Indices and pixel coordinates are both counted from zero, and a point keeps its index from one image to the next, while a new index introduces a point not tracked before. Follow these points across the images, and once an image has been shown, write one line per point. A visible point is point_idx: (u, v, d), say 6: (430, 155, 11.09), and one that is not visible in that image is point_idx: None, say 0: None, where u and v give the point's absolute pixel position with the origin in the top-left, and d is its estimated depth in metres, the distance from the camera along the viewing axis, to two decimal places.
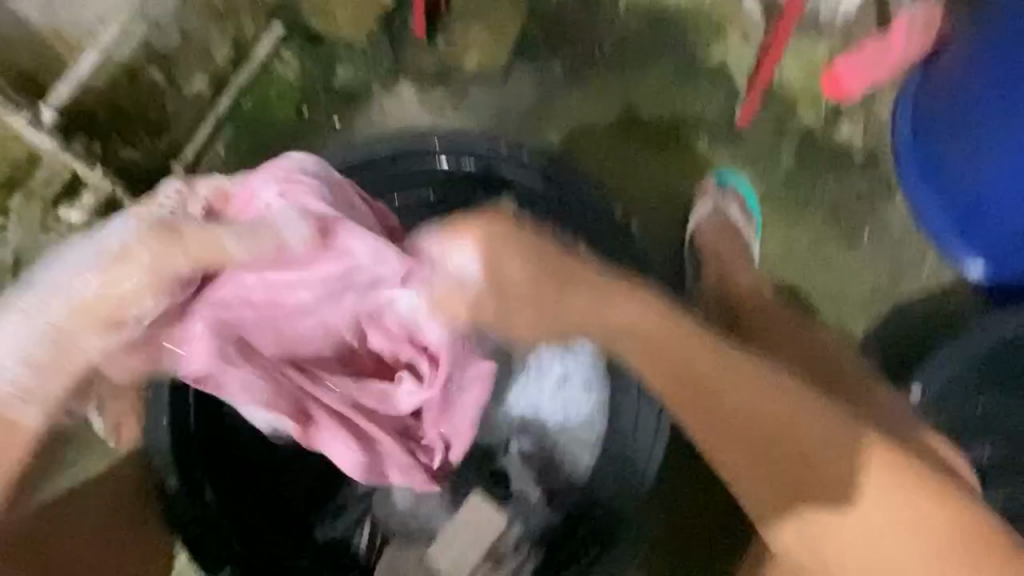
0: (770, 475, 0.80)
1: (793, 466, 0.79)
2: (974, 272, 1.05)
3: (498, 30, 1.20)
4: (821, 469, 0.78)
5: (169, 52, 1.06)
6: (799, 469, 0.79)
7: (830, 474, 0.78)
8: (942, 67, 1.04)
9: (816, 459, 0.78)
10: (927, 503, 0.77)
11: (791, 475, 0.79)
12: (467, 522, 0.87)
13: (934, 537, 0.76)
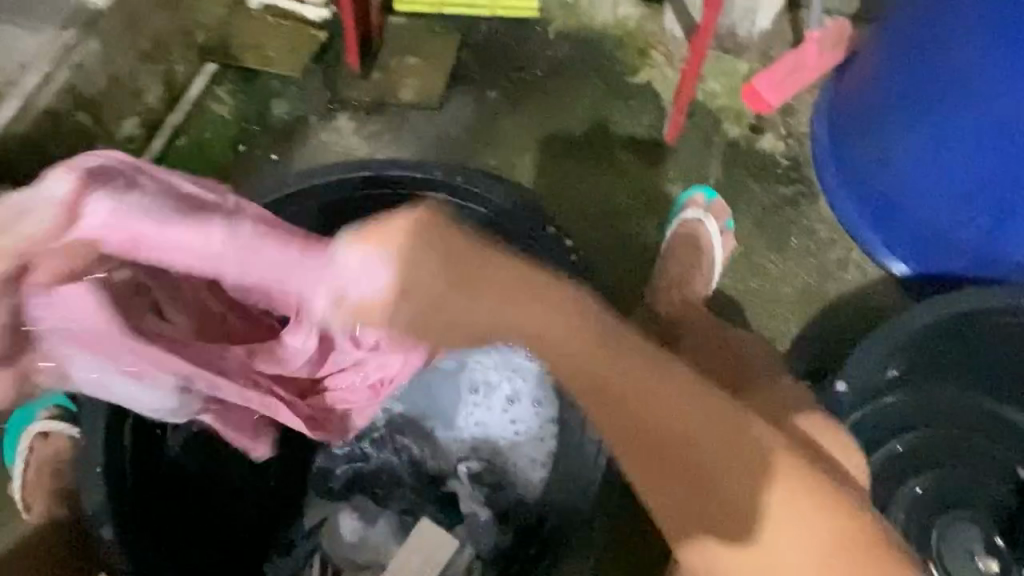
0: (669, 482, 0.70)
1: (685, 468, 0.69)
2: (896, 268, 1.11)
3: (431, 61, 1.25)
4: (718, 477, 0.69)
5: (99, 95, 1.06)
6: (691, 473, 0.69)
7: (729, 490, 0.69)
8: (848, 79, 1.12)
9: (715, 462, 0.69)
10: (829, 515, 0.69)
11: (687, 474, 0.69)
12: (415, 548, 0.88)
13: (833, 553, 0.68)
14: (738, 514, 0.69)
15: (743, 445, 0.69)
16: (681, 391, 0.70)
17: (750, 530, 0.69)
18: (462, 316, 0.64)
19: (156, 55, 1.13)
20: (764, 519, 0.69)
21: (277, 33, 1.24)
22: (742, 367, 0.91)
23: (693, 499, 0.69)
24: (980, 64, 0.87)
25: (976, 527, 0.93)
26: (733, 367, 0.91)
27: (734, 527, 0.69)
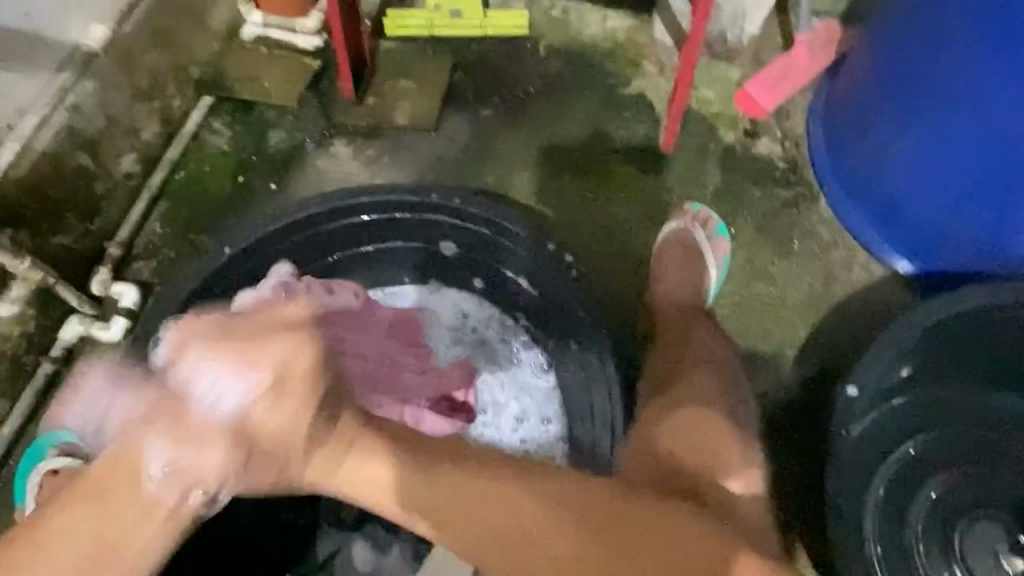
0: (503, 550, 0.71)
1: (525, 528, 0.71)
2: (901, 266, 1.11)
3: (424, 82, 1.26)
4: (535, 535, 0.70)
5: (97, 135, 1.07)
6: (521, 531, 0.71)
7: (543, 546, 0.70)
8: (841, 81, 1.12)
9: (530, 521, 0.71)
10: (676, 535, 0.68)
11: (518, 546, 0.70)
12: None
13: None
14: (583, 564, 0.68)
15: (594, 507, 0.71)
16: (482, 485, 0.74)
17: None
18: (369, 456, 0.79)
19: (151, 93, 1.15)
20: (593, 565, 0.68)
21: (270, 62, 1.24)
22: (677, 382, 0.92)
23: (522, 564, 0.70)
24: (975, 65, 0.87)
25: (1000, 527, 0.91)
26: (668, 383, 0.93)
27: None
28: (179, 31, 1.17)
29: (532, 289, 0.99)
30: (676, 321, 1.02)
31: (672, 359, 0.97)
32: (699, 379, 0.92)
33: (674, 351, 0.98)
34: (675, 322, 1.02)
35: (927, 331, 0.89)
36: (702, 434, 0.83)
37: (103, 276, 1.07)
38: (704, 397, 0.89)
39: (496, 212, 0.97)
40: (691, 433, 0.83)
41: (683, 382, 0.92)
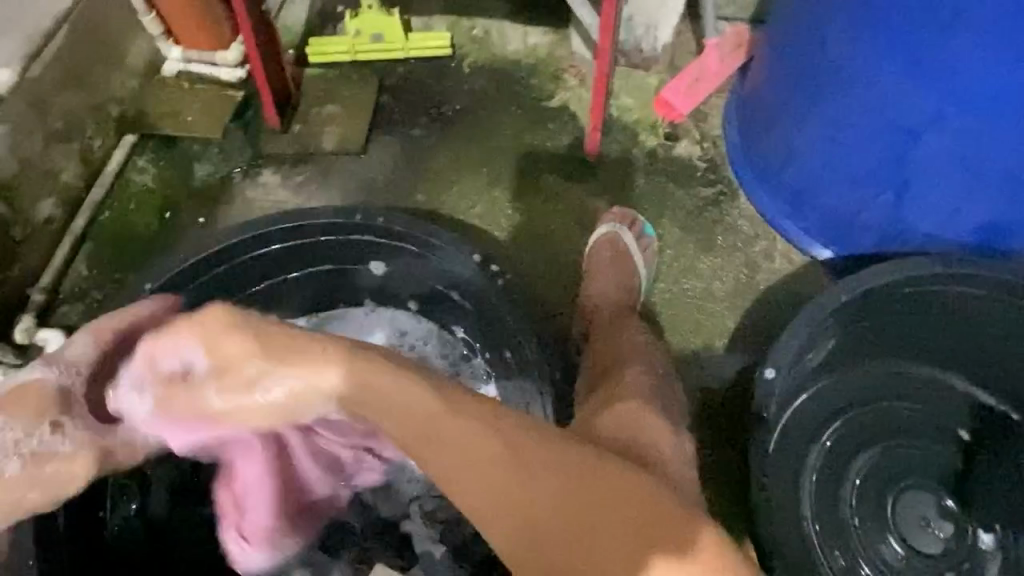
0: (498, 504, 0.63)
1: (522, 475, 0.63)
2: (818, 252, 1.15)
3: (350, 107, 1.27)
4: (529, 487, 0.62)
5: (12, 181, 1.05)
6: (515, 489, 0.62)
7: (547, 490, 0.62)
8: (748, 82, 1.18)
9: (529, 477, 0.62)
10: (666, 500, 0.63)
11: (512, 495, 0.62)
12: None
13: None
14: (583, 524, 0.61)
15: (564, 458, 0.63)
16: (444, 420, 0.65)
17: (588, 543, 0.60)
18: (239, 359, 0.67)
19: (68, 134, 1.12)
20: (585, 528, 0.61)
21: (193, 97, 1.24)
22: (612, 373, 0.94)
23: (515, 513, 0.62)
24: (855, 52, 0.92)
25: (929, 493, 0.95)
26: (603, 376, 0.94)
27: (590, 546, 0.60)
28: (96, 71, 1.15)
29: (466, 301, 0.99)
30: (611, 322, 1.04)
31: (607, 359, 0.98)
32: (634, 371, 0.92)
33: (609, 350, 0.99)
34: (608, 322, 1.05)
35: (838, 312, 0.93)
36: (641, 422, 0.81)
37: (26, 323, 1.04)
38: (634, 383, 0.89)
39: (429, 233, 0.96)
40: (632, 418, 0.81)
41: (615, 374, 0.93)
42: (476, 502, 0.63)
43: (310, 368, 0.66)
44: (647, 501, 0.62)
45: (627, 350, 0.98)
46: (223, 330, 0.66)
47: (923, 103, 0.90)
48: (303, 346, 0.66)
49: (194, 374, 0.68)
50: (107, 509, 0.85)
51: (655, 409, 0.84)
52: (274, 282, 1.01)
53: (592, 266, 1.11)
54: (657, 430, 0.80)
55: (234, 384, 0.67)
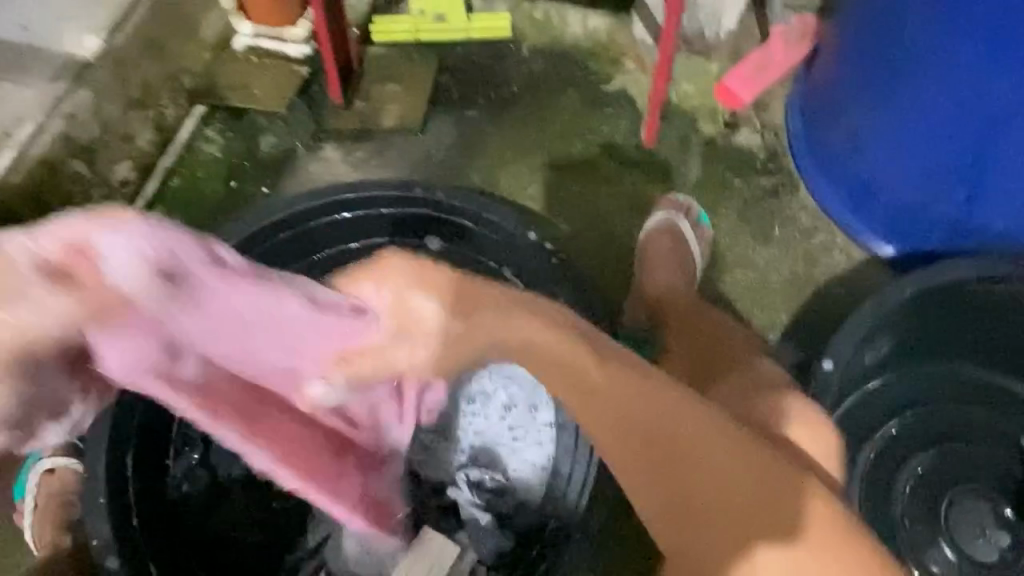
0: (663, 480, 0.69)
1: (678, 455, 0.69)
2: (882, 248, 1.12)
3: (410, 86, 1.29)
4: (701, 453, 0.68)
5: (92, 143, 1.10)
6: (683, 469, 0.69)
7: (713, 476, 0.68)
8: (815, 71, 1.14)
9: (701, 458, 0.68)
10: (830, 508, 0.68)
11: (676, 478, 0.69)
12: None
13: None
14: (734, 508, 0.67)
15: (705, 438, 0.69)
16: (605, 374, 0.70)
17: (744, 529, 0.67)
18: (480, 331, 0.71)
19: (145, 102, 1.18)
20: (744, 518, 0.67)
21: (261, 71, 1.28)
22: (729, 369, 0.91)
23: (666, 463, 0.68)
24: (933, 43, 0.89)
25: (987, 501, 0.93)
26: (716, 372, 0.92)
27: (749, 533, 0.66)
28: (171, 42, 1.20)
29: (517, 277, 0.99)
30: (680, 310, 1.04)
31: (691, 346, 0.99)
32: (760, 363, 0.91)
33: (706, 350, 0.97)
34: (680, 312, 1.04)
35: (901, 307, 0.89)
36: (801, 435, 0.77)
37: None
38: (759, 375, 0.88)
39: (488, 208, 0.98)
40: (784, 409, 0.79)
41: (733, 369, 0.91)
42: (624, 452, 0.71)
43: (501, 322, 0.71)
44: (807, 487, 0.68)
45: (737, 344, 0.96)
46: (415, 273, 0.71)
47: (1003, 95, 0.87)
48: (499, 311, 0.72)
49: (367, 310, 0.71)
50: (172, 459, 0.88)
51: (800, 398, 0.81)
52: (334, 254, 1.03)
53: (648, 253, 1.10)
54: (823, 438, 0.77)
55: (392, 328, 0.71)
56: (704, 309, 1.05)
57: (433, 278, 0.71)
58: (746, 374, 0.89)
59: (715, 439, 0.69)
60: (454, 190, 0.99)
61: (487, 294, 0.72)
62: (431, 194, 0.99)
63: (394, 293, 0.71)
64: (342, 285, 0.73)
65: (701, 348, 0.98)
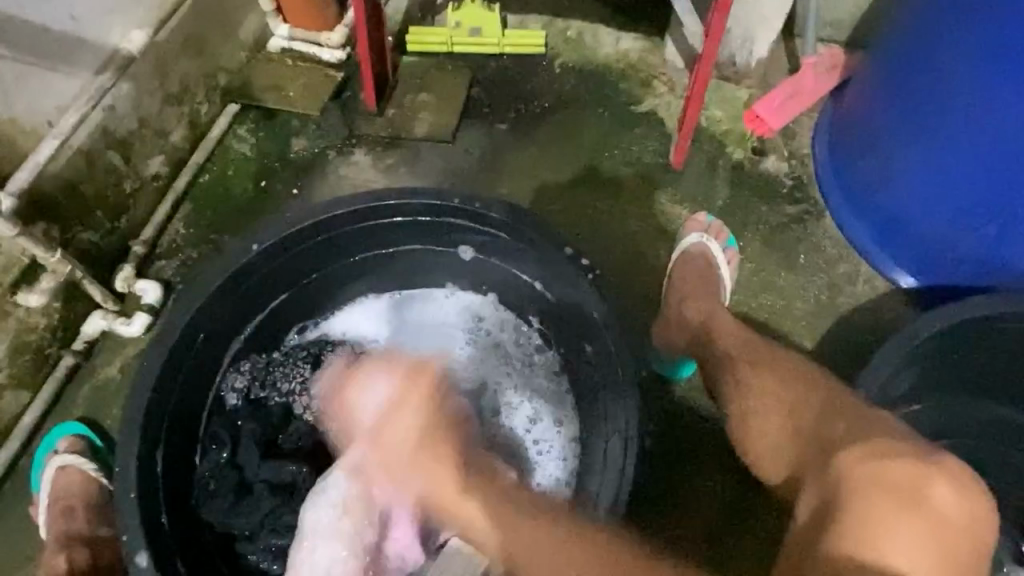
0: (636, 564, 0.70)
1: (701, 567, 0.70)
2: (904, 280, 1.13)
3: (443, 96, 1.30)
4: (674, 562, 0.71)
5: (128, 136, 1.10)
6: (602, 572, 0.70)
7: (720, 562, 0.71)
8: (846, 101, 1.16)
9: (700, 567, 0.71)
10: (909, 521, 0.69)
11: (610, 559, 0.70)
12: None
13: (942, 531, 0.69)
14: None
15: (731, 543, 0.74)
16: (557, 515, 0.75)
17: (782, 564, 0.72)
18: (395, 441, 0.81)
19: (181, 97, 1.18)
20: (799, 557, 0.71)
21: (295, 74, 1.29)
22: (818, 415, 0.85)
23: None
24: (985, 83, 0.90)
25: (1007, 538, 0.96)
26: (804, 416, 0.86)
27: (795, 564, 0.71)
28: (209, 40, 1.20)
29: (549, 294, 0.98)
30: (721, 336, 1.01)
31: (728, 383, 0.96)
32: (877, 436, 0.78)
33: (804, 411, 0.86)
34: (723, 338, 1.01)
35: (927, 344, 0.91)
36: (929, 490, 0.71)
37: (126, 273, 1.10)
38: (835, 424, 0.82)
39: (520, 224, 0.94)
40: (856, 432, 0.79)
41: (825, 407, 0.85)
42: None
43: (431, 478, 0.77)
44: (884, 458, 0.74)
45: (852, 410, 0.83)
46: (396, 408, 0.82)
47: None
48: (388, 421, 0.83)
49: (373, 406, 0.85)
50: (199, 458, 0.92)
51: (873, 427, 0.79)
52: (368, 256, 1.02)
53: (676, 274, 1.11)
54: (967, 498, 0.72)
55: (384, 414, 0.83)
56: (749, 338, 1.00)
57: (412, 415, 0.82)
58: (839, 433, 0.80)
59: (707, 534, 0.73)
60: (493, 203, 0.94)
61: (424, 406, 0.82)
62: (469, 215, 0.96)
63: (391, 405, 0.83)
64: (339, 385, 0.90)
65: (773, 392, 0.90)
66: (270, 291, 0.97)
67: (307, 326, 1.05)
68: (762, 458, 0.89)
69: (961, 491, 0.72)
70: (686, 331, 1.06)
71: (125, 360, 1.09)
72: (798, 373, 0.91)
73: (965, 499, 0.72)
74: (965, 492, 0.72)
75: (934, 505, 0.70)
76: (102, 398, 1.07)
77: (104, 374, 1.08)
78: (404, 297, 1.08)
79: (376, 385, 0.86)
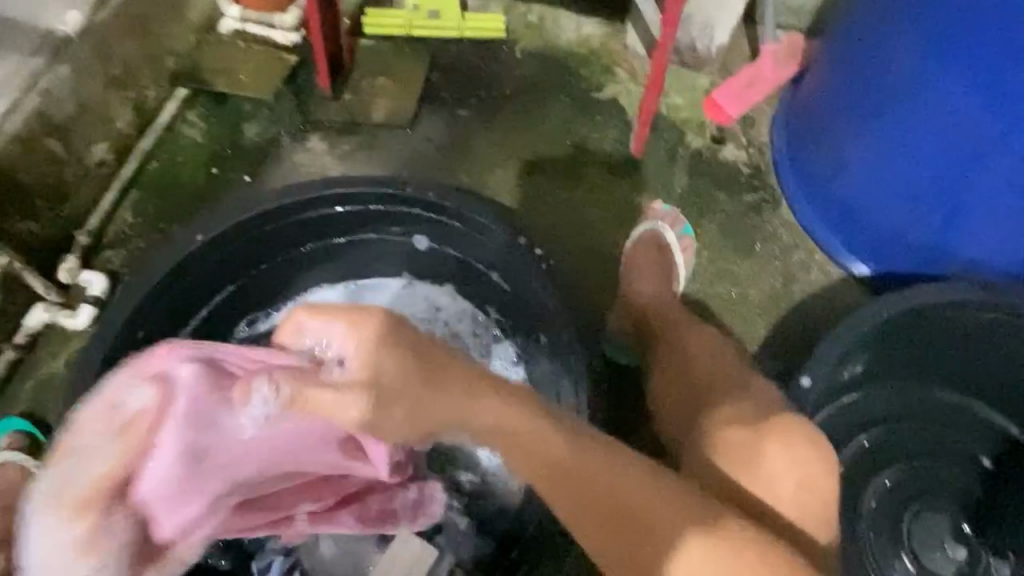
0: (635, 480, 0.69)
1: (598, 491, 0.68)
2: (856, 268, 1.15)
3: (401, 81, 1.27)
4: (624, 486, 0.68)
5: (68, 121, 1.06)
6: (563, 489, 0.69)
7: (625, 501, 0.68)
8: (803, 88, 1.17)
9: (613, 496, 0.68)
10: (783, 494, 0.74)
11: (577, 472, 0.69)
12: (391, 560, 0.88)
13: (808, 509, 0.75)
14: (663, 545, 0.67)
15: (624, 485, 0.68)
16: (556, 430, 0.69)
17: (672, 509, 0.68)
18: (431, 412, 0.67)
19: (126, 81, 1.14)
20: (699, 520, 0.68)
21: (247, 55, 1.24)
22: (710, 388, 0.89)
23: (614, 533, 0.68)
24: (922, 68, 0.91)
25: (946, 516, 0.98)
26: (699, 393, 0.89)
27: (682, 503, 0.68)
28: (154, 21, 1.16)
29: (505, 283, 0.98)
30: (661, 320, 1.02)
31: (663, 366, 0.96)
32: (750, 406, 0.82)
33: (684, 387, 0.92)
34: (663, 320, 1.02)
35: (876, 329, 0.92)
36: (762, 448, 0.76)
37: (70, 263, 1.07)
38: (718, 395, 0.86)
39: (465, 207, 0.92)
40: (734, 406, 0.82)
41: (717, 383, 0.89)
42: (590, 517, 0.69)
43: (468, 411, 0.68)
44: (756, 428, 0.78)
45: (723, 377, 0.89)
46: (378, 343, 0.65)
47: (985, 124, 0.90)
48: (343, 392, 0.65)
49: (333, 371, 0.66)
50: None
51: (744, 397, 0.84)
52: (319, 245, 1.00)
53: (632, 260, 1.10)
54: (797, 449, 0.76)
55: (344, 379, 0.65)
56: (679, 321, 1.02)
57: (394, 366, 0.65)
58: (722, 402, 0.85)
59: (633, 481, 0.69)
60: (445, 190, 0.93)
61: (453, 371, 0.68)
62: (420, 204, 0.94)
63: (359, 363, 0.65)
64: (300, 317, 0.67)
65: (682, 367, 0.94)
66: (217, 281, 0.95)
67: (258, 317, 1.03)
68: (670, 430, 0.91)
69: (790, 443, 0.76)
70: (631, 316, 1.07)
71: (71, 353, 1.06)
72: (696, 344, 0.96)
73: (822, 469, 0.76)
74: (823, 461, 0.77)
75: (812, 484, 0.75)
76: (47, 392, 1.04)
77: (49, 367, 1.05)
78: (357, 286, 1.06)
79: (328, 333, 0.66)
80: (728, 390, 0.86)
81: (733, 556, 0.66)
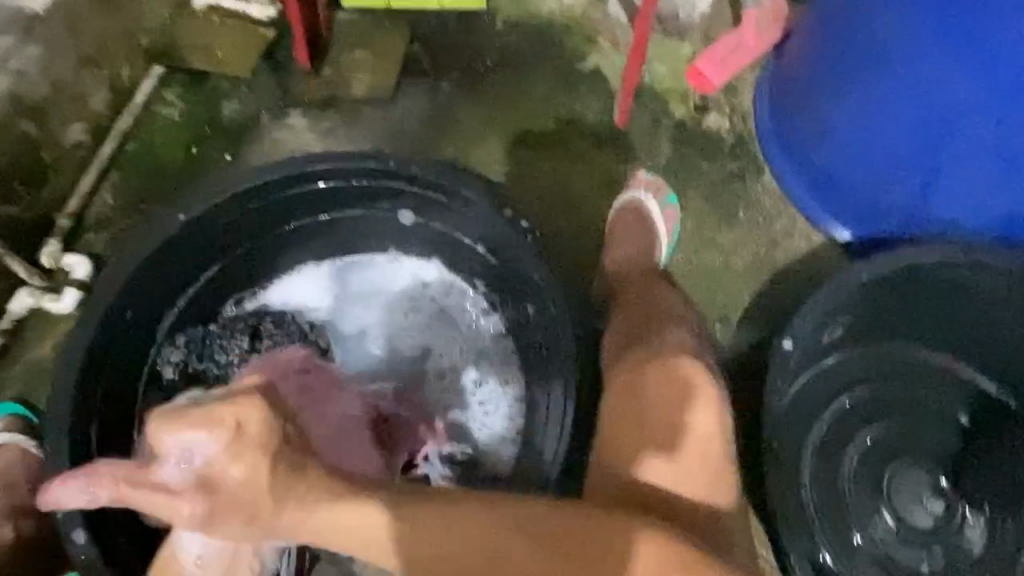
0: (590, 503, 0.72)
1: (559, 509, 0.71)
2: (839, 234, 1.16)
3: (381, 55, 1.25)
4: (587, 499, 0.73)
5: (41, 102, 1.04)
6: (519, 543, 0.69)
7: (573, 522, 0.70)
8: (784, 55, 1.17)
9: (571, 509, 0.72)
10: (694, 469, 0.80)
11: (530, 494, 0.71)
12: None
13: (715, 483, 0.81)
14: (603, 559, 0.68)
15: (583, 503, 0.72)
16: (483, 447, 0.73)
17: (625, 522, 0.70)
18: None
19: (99, 59, 1.12)
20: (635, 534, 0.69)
21: (222, 31, 1.22)
22: (642, 345, 0.92)
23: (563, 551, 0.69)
24: (903, 31, 0.91)
25: (923, 472, 1.01)
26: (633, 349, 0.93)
27: (620, 520, 0.70)
28: None
29: (492, 256, 0.98)
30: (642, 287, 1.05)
31: (631, 318, 0.99)
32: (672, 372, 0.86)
33: (625, 344, 0.94)
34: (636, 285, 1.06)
35: (855, 292, 0.94)
36: (678, 418, 0.82)
37: (52, 247, 1.05)
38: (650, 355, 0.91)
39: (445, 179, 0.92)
40: (663, 371, 0.86)
41: (649, 342, 0.92)
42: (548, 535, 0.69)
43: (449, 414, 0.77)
44: (676, 402, 0.83)
45: (654, 341, 0.92)
46: None
47: (966, 89, 0.90)
48: None
49: None
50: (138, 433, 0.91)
51: (665, 361, 0.88)
52: (301, 223, 0.99)
53: (615, 230, 1.12)
54: (711, 418, 0.83)
55: None
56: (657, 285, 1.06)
57: None
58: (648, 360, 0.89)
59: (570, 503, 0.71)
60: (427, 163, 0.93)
61: None
62: (403, 178, 0.94)
63: None
64: None
65: (619, 330, 0.98)
66: (202, 260, 0.95)
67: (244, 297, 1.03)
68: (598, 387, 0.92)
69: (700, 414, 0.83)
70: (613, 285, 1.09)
71: (58, 338, 1.06)
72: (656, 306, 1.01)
73: (723, 444, 0.83)
74: (724, 433, 0.83)
75: (714, 460, 0.81)
76: (36, 376, 1.05)
77: (38, 352, 1.05)
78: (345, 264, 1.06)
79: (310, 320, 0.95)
80: (662, 352, 0.90)
81: (672, 564, 0.68)
